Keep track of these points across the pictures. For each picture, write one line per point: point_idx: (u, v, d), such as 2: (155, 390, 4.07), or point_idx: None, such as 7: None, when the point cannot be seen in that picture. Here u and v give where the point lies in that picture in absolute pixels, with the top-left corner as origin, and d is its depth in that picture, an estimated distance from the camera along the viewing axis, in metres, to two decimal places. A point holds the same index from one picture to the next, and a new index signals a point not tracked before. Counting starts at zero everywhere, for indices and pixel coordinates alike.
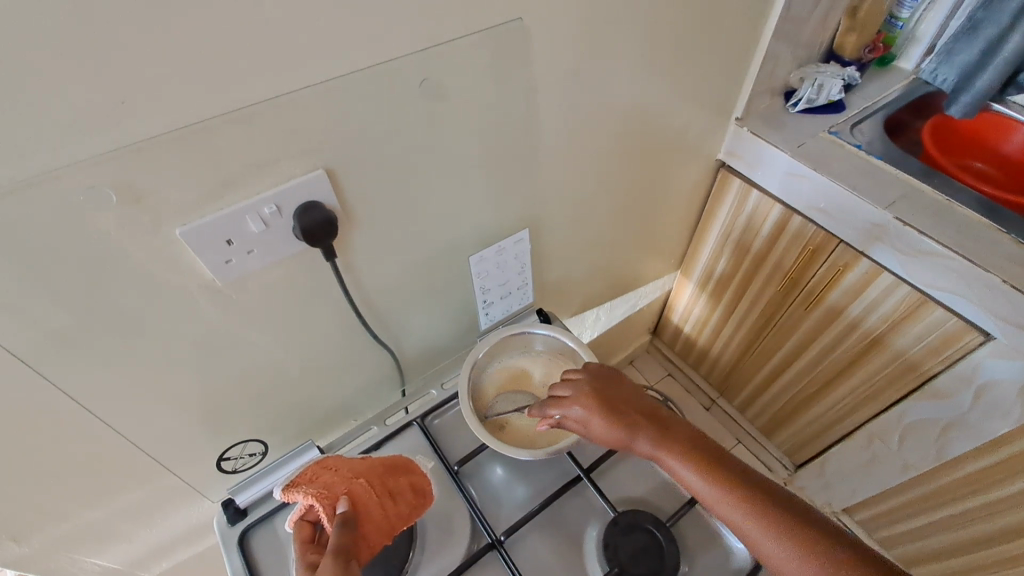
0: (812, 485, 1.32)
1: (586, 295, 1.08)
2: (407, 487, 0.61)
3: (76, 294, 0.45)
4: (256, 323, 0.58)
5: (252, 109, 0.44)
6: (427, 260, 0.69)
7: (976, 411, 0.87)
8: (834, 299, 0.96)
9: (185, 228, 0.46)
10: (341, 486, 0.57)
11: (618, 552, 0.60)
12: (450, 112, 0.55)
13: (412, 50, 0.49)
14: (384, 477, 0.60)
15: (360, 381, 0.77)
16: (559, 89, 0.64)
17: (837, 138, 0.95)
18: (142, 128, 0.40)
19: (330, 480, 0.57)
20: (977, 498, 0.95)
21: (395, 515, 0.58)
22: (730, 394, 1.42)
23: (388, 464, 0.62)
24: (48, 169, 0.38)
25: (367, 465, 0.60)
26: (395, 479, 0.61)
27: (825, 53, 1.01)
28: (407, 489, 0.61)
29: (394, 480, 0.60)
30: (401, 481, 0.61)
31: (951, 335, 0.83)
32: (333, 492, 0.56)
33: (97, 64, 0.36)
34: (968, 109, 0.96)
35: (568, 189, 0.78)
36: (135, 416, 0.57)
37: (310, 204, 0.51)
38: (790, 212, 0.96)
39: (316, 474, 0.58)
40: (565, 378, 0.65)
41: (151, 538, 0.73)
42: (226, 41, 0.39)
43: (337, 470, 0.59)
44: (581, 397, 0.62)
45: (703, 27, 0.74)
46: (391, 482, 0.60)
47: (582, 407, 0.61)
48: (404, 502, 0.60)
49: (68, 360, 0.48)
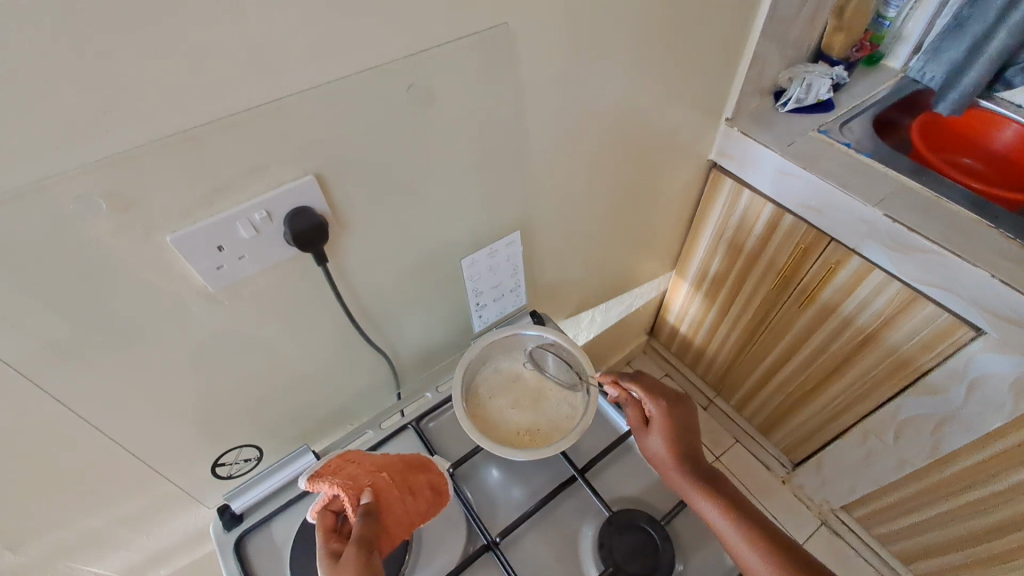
0: (810, 483, 1.33)
1: (582, 295, 1.09)
2: (426, 485, 0.60)
3: (69, 302, 0.45)
4: (251, 330, 0.58)
5: (242, 116, 0.44)
6: (421, 263, 0.69)
7: (970, 406, 0.87)
8: (827, 296, 0.97)
9: (175, 236, 0.46)
10: (365, 479, 0.56)
11: (614, 551, 0.60)
12: (439, 115, 0.56)
13: (398, 57, 0.50)
14: (405, 473, 0.59)
15: (355, 384, 0.77)
16: (548, 92, 0.64)
17: (827, 137, 0.95)
18: (134, 138, 0.40)
19: (353, 473, 0.57)
20: (970, 492, 0.96)
21: (415, 511, 0.58)
22: (728, 393, 1.42)
23: (405, 461, 0.61)
24: (39, 179, 0.38)
25: (387, 460, 0.60)
26: (415, 476, 0.60)
27: (813, 52, 1.02)
28: (425, 487, 0.60)
29: (414, 476, 0.60)
30: (420, 478, 0.60)
31: (942, 330, 0.83)
32: (358, 483, 0.56)
33: (86, 73, 0.36)
34: (955, 106, 0.96)
35: (560, 191, 0.79)
36: (131, 424, 0.57)
37: (301, 210, 0.52)
38: (782, 211, 0.96)
39: (339, 467, 0.58)
40: (645, 375, 0.69)
41: (148, 545, 0.73)
42: (213, 49, 0.40)
43: (359, 464, 0.59)
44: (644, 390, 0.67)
45: (691, 28, 0.74)
46: (411, 478, 0.59)
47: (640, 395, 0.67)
48: (422, 500, 0.59)
49: (64, 369, 0.49)
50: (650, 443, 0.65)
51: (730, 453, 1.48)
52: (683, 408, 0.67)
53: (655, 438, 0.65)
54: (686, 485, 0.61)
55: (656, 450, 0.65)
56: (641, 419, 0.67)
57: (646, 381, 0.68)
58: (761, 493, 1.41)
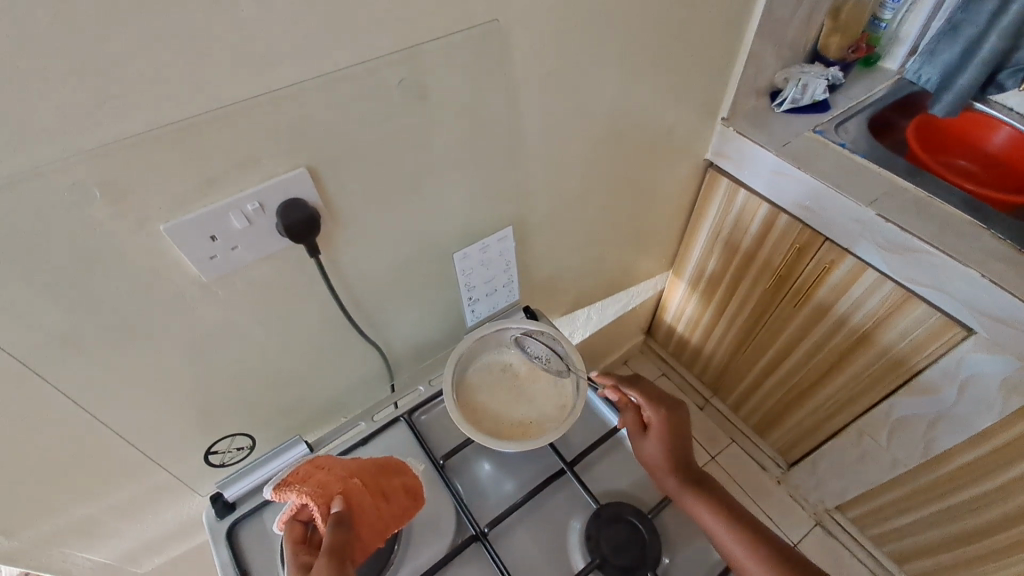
0: (805, 483, 1.33)
1: (577, 292, 1.09)
2: (400, 488, 0.61)
3: (64, 290, 0.46)
4: (244, 320, 0.59)
5: (236, 107, 0.45)
6: (414, 257, 0.70)
7: (962, 406, 0.88)
8: (822, 296, 0.97)
9: (168, 225, 0.47)
10: (335, 486, 0.57)
11: (601, 543, 0.61)
12: (432, 111, 0.57)
13: (389, 52, 0.51)
14: (378, 477, 0.60)
15: (348, 377, 0.78)
16: (540, 90, 0.65)
17: (822, 137, 0.96)
18: (128, 128, 0.41)
19: (323, 480, 0.57)
20: (963, 493, 0.97)
21: (389, 516, 0.59)
22: (724, 393, 1.43)
23: (379, 464, 0.62)
24: (35, 168, 0.39)
25: (359, 464, 0.60)
26: (388, 479, 0.61)
27: (810, 53, 1.03)
28: (400, 490, 0.61)
29: (387, 480, 0.61)
30: (394, 482, 0.61)
31: (935, 331, 0.84)
32: (328, 491, 0.56)
33: (82, 63, 0.37)
34: (951, 108, 0.97)
35: (554, 187, 0.79)
36: (126, 411, 0.58)
37: (293, 202, 0.53)
38: (777, 210, 0.97)
39: (309, 474, 0.58)
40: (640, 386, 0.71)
41: (140, 534, 0.74)
42: (207, 40, 0.40)
43: (330, 470, 0.59)
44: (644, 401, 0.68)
45: (685, 27, 0.75)
46: (384, 482, 0.60)
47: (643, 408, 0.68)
48: (397, 504, 0.60)
49: (58, 355, 0.50)
50: (649, 451, 0.66)
51: (726, 454, 1.48)
52: (681, 411, 0.69)
53: (654, 437, 0.67)
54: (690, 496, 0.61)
55: (657, 460, 0.65)
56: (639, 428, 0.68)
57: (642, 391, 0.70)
58: (756, 494, 1.42)
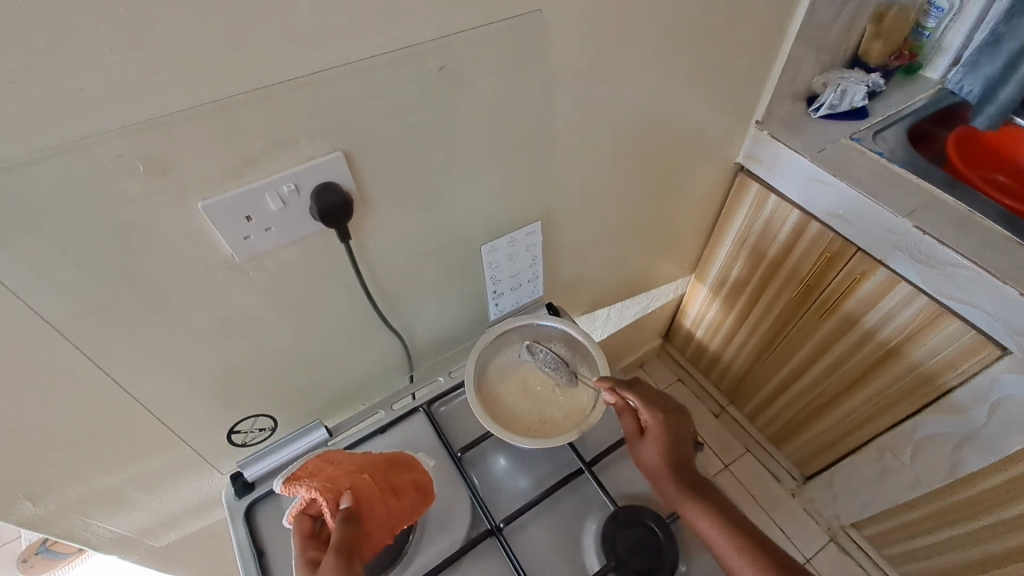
0: (820, 497, 1.31)
1: (599, 292, 1.09)
2: (410, 484, 0.61)
3: (102, 263, 0.46)
4: (272, 301, 0.60)
5: (276, 87, 0.45)
6: (442, 247, 0.70)
7: (992, 427, 0.85)
8: (849, 307, 0.95)
9: (207, 203, 0.47)
10: (344, 481, 0.57)
11: (617, 546, 0.61)
12: (468, 101, 0.56)
13: (429, 39, 0.50)
14: (386, 473, 0.60)
15: (371, 364, 0.79)
16: (577, 84, 0.64)
17: (859, 145, 0.94)
18: (172, 104, 0.42)
19: (332, 475, 0.57)
20: (986, 518, 0.94)
21: (398, 512, 0.58)
22: (741, 401, 1.41)
23: (388, 460, 0.62)
24: (83, 138, 0.40)
25: (368, 460, 0.61)
26: (396, 475, 0.61)
27: (850, 58, 1.00)
28: (409, 486, 0.61)
29: (396, 476, 0.61)
30: (404, 477, 0.61)
31: (967, 348, 0.82)
32: (337, 486, 0.56)
33: (132, 38, 0.38)
34: (993, 121, 0.93)
35: (583, 184, 0.79)
36: (154, 384, 0.59)
37: (327, 185, 0.53)
38: (808, 218, 0.95)
39: (318, 469, 0.59)
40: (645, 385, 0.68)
41: (161, 508, 0.75)
42: (253, 19, 0.41)
43: (339, 465, 0.59)
44: (648, 401, 0.66)
45: (724, 26, 0.74)
46: (393, 478, 0.60)
47: (646, 409, 0.65)
48: (406, 500, 0.60)
49: (90, 327, 0.50)
50: (648, 456, 0.64)
51: (741, 463, 1.46)
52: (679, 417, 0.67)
53: (653, 444, 0.64)
54: (691, 506, 0.59)
55: (660, 466, 0.62)
56: (637, 430, 0.65)
57: (647, 390, 0.67)
58: (770, 506, 1.39)
